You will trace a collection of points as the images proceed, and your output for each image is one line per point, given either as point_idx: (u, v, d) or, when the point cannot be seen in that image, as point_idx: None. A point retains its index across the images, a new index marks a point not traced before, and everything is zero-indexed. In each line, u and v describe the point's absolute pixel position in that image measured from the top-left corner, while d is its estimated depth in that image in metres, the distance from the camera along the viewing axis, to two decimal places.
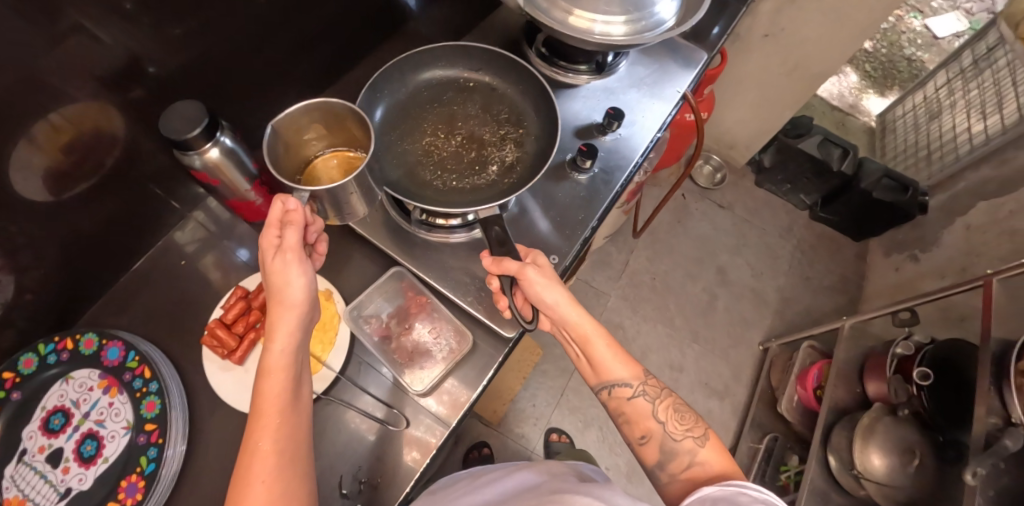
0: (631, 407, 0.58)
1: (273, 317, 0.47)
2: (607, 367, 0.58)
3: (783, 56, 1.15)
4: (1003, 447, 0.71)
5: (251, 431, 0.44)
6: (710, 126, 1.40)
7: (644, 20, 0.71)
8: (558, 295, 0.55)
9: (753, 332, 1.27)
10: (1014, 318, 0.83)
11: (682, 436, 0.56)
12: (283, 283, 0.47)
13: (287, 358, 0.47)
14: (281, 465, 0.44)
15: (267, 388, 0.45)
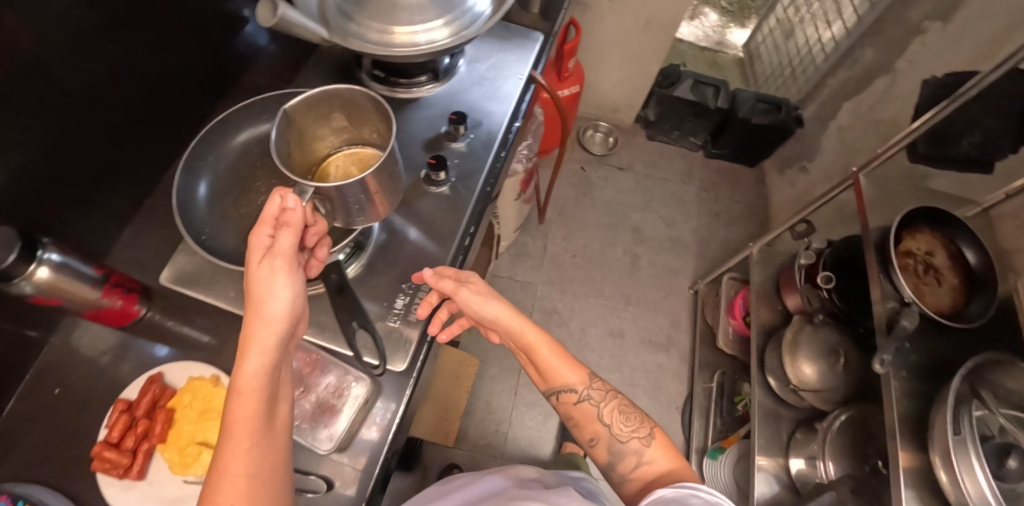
0: (581, 410, 0.66)
1: (249, 328, 0.44)
2: (554, 371, 0.66)
3: (636, 12, 1.19)
4: (901, 331, 0.76)
5: (222, 450, 0.44)
6: (591, 94, 1.42)
7: (462, 19, 0.71)
8: (496, 309, 0.63)
9: (681, 279, 1.30)
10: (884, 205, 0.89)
11: (630, 437, 0.63)
12: (265, 294, 0.45)
13: (263, 377, 0.45)
14: (251, 487, 0.44)
15: (241, 408, 0.44)
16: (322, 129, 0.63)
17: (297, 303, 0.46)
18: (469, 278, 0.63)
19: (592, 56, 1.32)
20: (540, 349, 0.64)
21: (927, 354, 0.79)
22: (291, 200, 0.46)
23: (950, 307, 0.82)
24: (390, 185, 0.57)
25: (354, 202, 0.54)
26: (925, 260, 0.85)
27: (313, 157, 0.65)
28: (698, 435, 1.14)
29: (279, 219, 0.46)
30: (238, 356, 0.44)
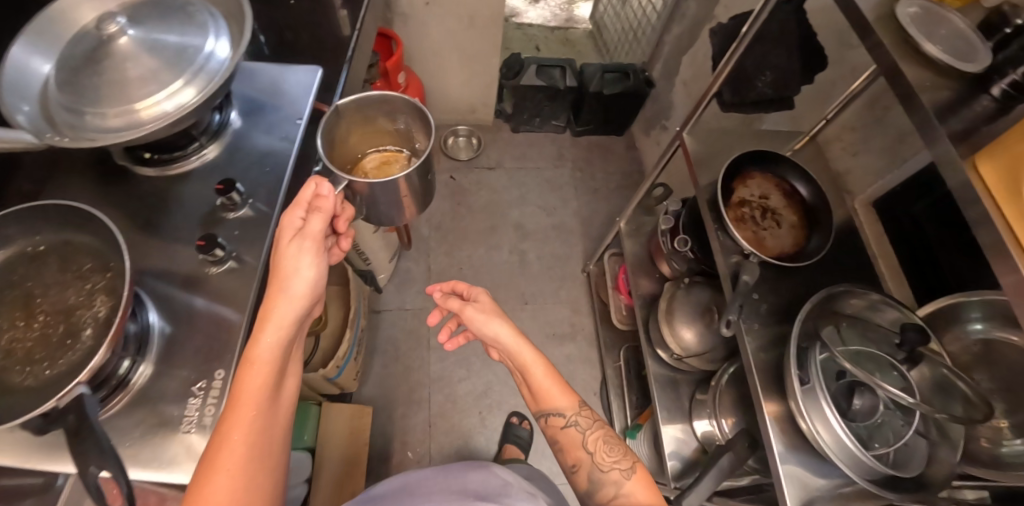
0: (567, 434, 0.72)
1: (273, 304, 0.56)
2: (548, 390, 0.73)
3: (456, 11, 1.18)
4: (744, 285, 0.74)
5: (226, 418, 0.52)
6: (443, 100, 1.40)
7: (207, 70, 0.62)
8: (501, 330, 0.73)
9: (572, 264, 1.30)
10: (710, 161, 0.89)
11: (610, 467, 0.69)
12: (292, 269, 0.57)
13: (273, 349, 0.56)
14: (249, 448, 0.53)
15: (250, 376, 0.54)
16: (361, 132, 0.85)
17: (316, 285, 0.59)
18: (483, 304, 0.75)
19: (431, 61, 1.30)
20: (533, 367, 0.73)
21: (778, 299, 0.78)
22: (325, 190, 0.60)
23: (792, 247, 0.81)
24: (418, 197, 0.74)
25: (385, 199, 0.70)
26: (762, 204, 0.84)
27: (355, 155, 0.89)
28: (616, 417, 1.13)
29: (314, 205, 0.60)
30: (258, 327, 0.55)
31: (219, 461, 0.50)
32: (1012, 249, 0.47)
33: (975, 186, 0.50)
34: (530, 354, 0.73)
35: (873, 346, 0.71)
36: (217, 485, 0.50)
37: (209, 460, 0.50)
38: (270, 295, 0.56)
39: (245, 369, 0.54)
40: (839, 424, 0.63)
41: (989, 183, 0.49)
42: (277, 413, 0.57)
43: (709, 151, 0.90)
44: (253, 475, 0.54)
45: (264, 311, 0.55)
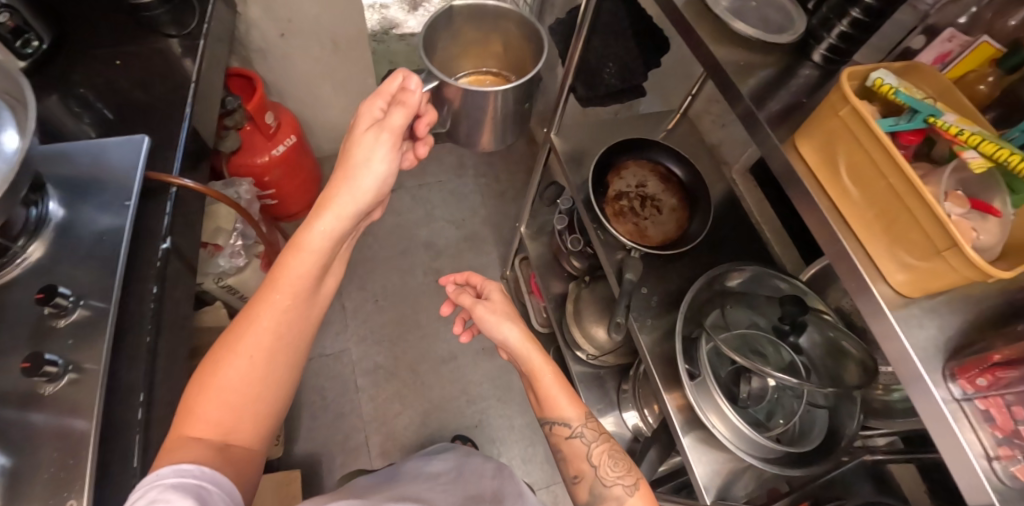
0: (572, 446, 0.64)
1: (336, 193, 0.55)
2: (557, 396, 0.65)
3: (316, 35, 1.15)
4: (626, 283, 0.72)
5: (258, 299, 0.55)
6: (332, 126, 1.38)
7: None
8: (512, 333, 0.67)
9: (490, 274, 1.31)
10: (583, 158, 0.86)
11: (615, 483, 0.60)
12: (364, 159, 0.55)
13: (325, 241, 0.56)
14: (274, 342, 0.55)
15: (293, 265, 0.56)
16: None
17: (390, 176, 0.57)
18: (484, 308, 0.68)
19: (306, 89, 1.27)
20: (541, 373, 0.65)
21: (670, 286, 0.76)
22: (411, 82, 0.52)
23: (676, 232, 0.79)
24: (514, 122, 0.59)
25: None
26: (639, 193, 0.82)
27: None
28: None
29: (399, 98, 0.54)
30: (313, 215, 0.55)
31: (243, 346, 0.54)
32: (839, 231, 0.44)
33: (795, 167, 0.47)
34: (540, 358, 0.66)
35: (761, 319, 0.70)
36: (238, 366, 0.53)
37: (233, 339, 0.54)
38: (335, 182, 0.55)
39: (293, 252, 0.56)
40: (732, 413, 0.62)
41: (809, 161, 0.46)
42: (313, 313, 0.60)
43: (584, 147, 0.87)
44: (278, 367, 0.56)
45: (348, 176, 0.55)
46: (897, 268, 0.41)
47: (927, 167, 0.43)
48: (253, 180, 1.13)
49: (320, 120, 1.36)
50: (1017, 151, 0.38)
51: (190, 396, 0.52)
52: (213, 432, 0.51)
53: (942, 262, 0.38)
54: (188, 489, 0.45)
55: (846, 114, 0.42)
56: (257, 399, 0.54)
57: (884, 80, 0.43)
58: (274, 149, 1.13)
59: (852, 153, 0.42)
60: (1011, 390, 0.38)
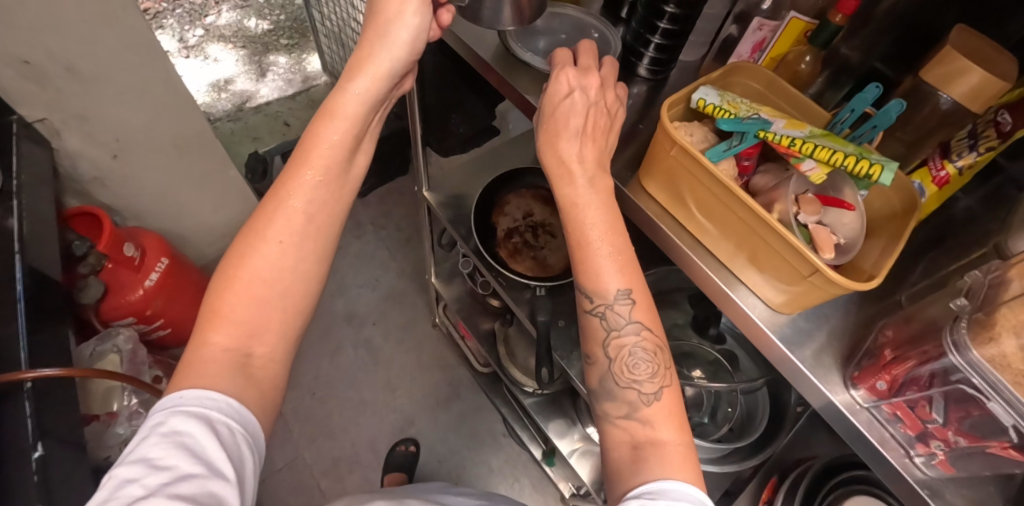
0: (587, 325, 0.42)
1: (367, 44, 0.43)
2: (604, 248, 0.40)
3: (152, 145, 1.04)
4: (540, 324, 0.69)
5: (291, 174, 0.45)
6: (208, 232, 1.29)
7: None
8: (569, 150, 0.40)
9: (420, 323, 1.33)
10: (464, 206, 0.85)
11: (630, 385, 0.40)
12: (395, 13, 0.41)
13: (364, 105, 0.44)
14: (307, 224, 0.46)
15: (327, 132, 0.44)
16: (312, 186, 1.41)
17: (420, 28, 0.42)
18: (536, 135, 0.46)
19: (163, 203, 1.15)
20: (598, 221, 0.40)
21: None
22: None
23: None
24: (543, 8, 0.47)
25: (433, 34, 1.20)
26: (529, 222, 0.81)
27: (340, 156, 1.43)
28: (531, 446, 1.13)
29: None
30: (347, 75, 0.43)
31: (272, 231, 0.45)
32: (711, 264, 0.38)
33: (649, 212, 0.41)
34: (579, 191, 0.40)
35: (680, 316, 0.67)
36: (268, 253, 0.44)
37: (261, 224, 0.45)
38: (364, 36, 0.43)
39: (324, 120, 0.44)
40: None
41: (661, 201, 0.40)
42: (347, 199, 0.49)
43: (463, 196, 0.86)
44: (309, 258, 0.46)
45: (374, 26, 0.42)
46: (771, 292, 0.36)
47: (774, 170, 0.38)
48: (135, 317, 1.03)
49: (193, 228, 1.25)
50: (858, 151, 0.31)
51: (213, 292, 0.44)
52: (237, 333, 0.43)
53: (809, 286, 0.32)
54: (206, 421, 0.38)
55: (676, 155, 0.35)
56: (289, 296, 0.45)
57: (706, 99, 0.36)
58: (146, 279, 1.03)
59: (694, 191, 0.36)
60: (912, 389, 0.33)
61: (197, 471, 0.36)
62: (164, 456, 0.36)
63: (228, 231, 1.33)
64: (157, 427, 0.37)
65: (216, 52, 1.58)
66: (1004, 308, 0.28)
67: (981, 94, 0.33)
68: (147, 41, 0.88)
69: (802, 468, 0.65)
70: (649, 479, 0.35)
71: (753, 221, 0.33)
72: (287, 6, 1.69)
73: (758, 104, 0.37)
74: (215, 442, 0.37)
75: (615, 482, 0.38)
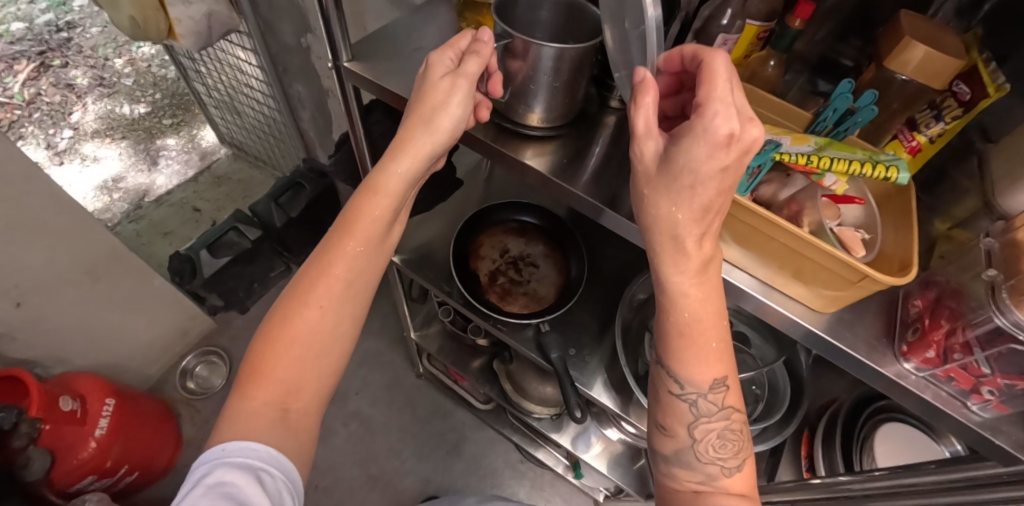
0: (670, 403, 0.40)
1: (409, 127, 0.43)
2: (702, 337, 0.37)
3: (60, 279, 0.91)
4: (555, 360, 0.70)
5: (332, 248, 0.44)
6: (146, 350, 1.15)
7: None
8: (691, 231, 0.35)
9: (404, 377, 1.28)
10: (438, 258, 0.83)
11: (711, 461, 0.39)
12: (440, 102, 0.42)
13: (405, 184, 0.44)
14: (347, 289, 0.45)
15: (370, 208, 0.44)
16: None
17: (465, 114, 0.44)
18: (642, 175, 0.36)
19: (86, 337, 1.01)
20: (697, 311, 0.36)
21: (587, 330, 0.76)
22: (486, 32, 0.43)
23: (561, 277, 0.79)
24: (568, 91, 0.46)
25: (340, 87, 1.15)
26: (507, 258, 0.81)
27: None
28: (554, 463, 1.13)
29: (475, 53, 0.42)
30: (390, 155, 0.43)
31: (313, 296, 0.44)
32: (762, 282, 0.41)
33: None
34: (682, 278, 0.36)
35: None
36: (309, 318, 0.43)
37: (303, 286, 0.44)
38: (407, 122, 0.43)
39: (367, 197, 0.44)
40: None
41: None
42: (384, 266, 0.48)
43: (433, 249, 0.84)
44: (347, 323, 0.46)
45: (417, 117, 0.43)
46: (811, 297, 0.39)
47: (776, 177, 0.39)
48: (95, 475, 0.89)
49: (126, 352, 1.11)
50: (867, 157, 0.34)
51: (255, 353, 0.43)
52: (276, 393, 0.42)
53: (860, 289, 0.36)
54: (248, 470, 0.38)
55: None
56: (325, 358, 0.44)
57: None
58: (95, 429, 0.89)
59: (729, 224, 0.39)
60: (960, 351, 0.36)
61: None
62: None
63: (168, 344, 1.19)
64: (200, 481, 0.37)
65: (93, 151, 1.40)
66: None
67: (939, 74, 0.37)
68: (25, 166, 0.76)
69: (829, 416, 0.68)
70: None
71: (799, 245, 0.35)
72: (159, 82, 1.51)
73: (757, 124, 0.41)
74: (260, 488, 0.38)
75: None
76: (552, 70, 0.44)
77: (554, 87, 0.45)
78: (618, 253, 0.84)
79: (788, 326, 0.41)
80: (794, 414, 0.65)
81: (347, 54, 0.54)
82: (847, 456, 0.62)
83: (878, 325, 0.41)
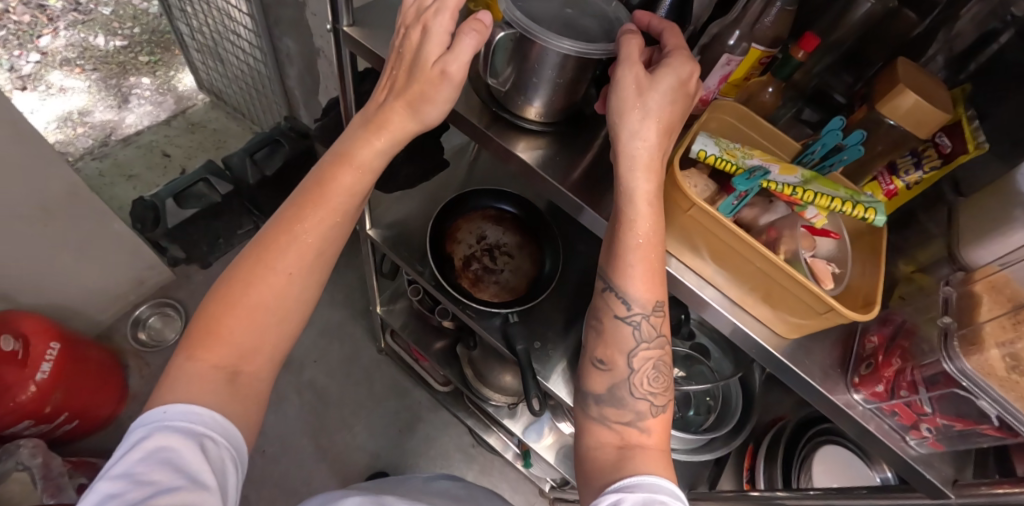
0: (614, 328, 0.42)
1: (392, 108, 0.43)
2: (654, 258, 0.40)
3: (14, 214, 0.85)
4: (521, 353, 0.70)
5: (303, 213, 0.44)
6: (93, 296, 1.09)
7: None
8: (659, 147, 0.39)
9: (364, 350, 1.27)
10: (416, 238, 0.82)
11: (643, 397, 0.42)
12: (424, 92, 0.42)
13: (382, 160, 0.45)
14: (317, 257, 0.45)
15: (346, 181, 0.44)
16: None
17: (448, 102, 0.43)
18: (623, 97, 0.38)
19: (34, 277, 0.96)
20: (650, 237, 0.39)
21: (553, 324, 0.77)
22: (486, 14, 0.40)
23: (534, 270, 0.79)
24: (567, 88, 0.46)
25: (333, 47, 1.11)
26: (483, 245, 0.80)
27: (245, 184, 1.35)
28: (505, 450, 1.14)
29: (471, 31, 0.40)
30: (370, 130, 0.44)
31: (282, 262, 0.43)
32: (733, 299, 0.42)
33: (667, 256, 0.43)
34: (651, 187, 0.38)
35: None
36: (275, 282, 0.43)
37: (271, 250, 0.43)
38: (393, 98, 0.43)
39: (345, 168, 0.44)
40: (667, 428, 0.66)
41: (672, 246, 0.43)
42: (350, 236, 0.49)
43: (411, 228, 0.82)
44: (311, 292, 0.46)
45: (406, 98, 0.43)
46: (777, 321, 0.41)
47: (759, 202, 0.40)
48: (30, 421, 0.85)
49: (76, 296, 1.06)
50: (849, 195, 0.35)
51: (209, 312, 0.42)
52: (229, 356, 0.41)
53: (826, 320, 0.37)
54: (191, 435, 0.37)
55: (693, 214, 0.38)
56: (285, 323, 0.44)
57: (706, 150, 0.39)
58: (36, 372, 0.86)
59: (708, 241, 0.39)
60: (906, 389, 0.38)
61: (182, 487, 0.34)
62: (149, 470, 0.35)
63: (122, 292, 1.14)
64: (140, 443, 0.36)
65: (60, 80, 1.30)
66: (985, 323, 0.35)
67: (926, 124, 0.38)
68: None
69: (775, 432, 0.71)
70: (633, 474, 0.37)
71: (774, 270, 0.36)
72: (139, 16, 1.39)
73: (748, 147, 0.41)
74: (198, 455, 0.36)
75: (595, 477, 0.39)
76: (557, 66, 0.43)
77: (556, 83, 0.45)
78: (592, 251, 0.85)
79: (751, 347, 0.42)
80: (742, 429, 0.69)
81: (347, 19, 0.52)
82: (785, 473, 0.66)
83: (834, 354, 0.43)
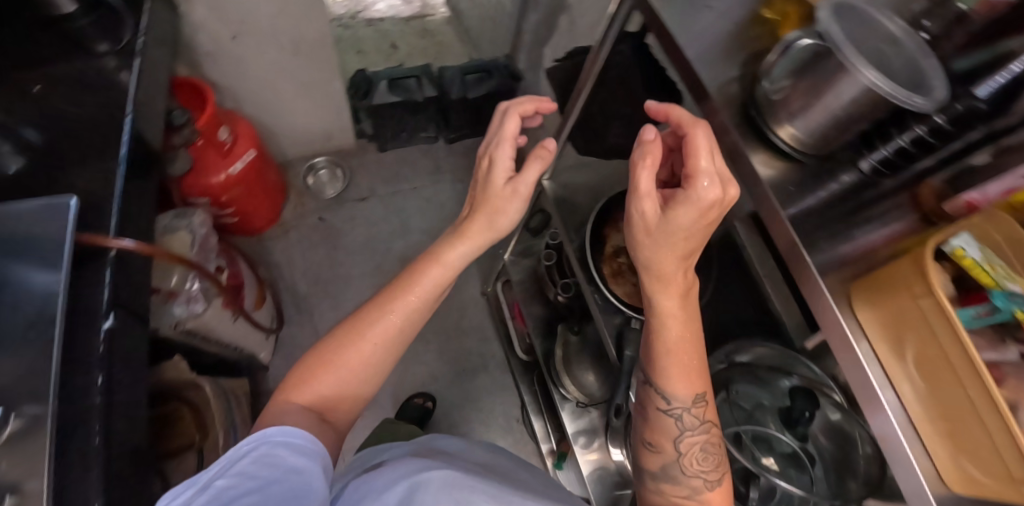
0: (658, 420, 0.49)
1: (476, 221, 0.55)
2: (682, 356, 0.47)
3: (273, 37, 1.01)
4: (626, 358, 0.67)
5: (391, 299, 0.53)
6: (291, 131, 1.26)
7: None
8: (672, 292, 0.46)
9: (471, 286, 1.32)
10: (577, 210, 0.82)
11: (695, 475, 0.47)
12: (500, 206, 0.54)
13: (462, 261, 0.55)
14: (400, 330, 0.52)
15: (432, 276, 0.54)
16: None
17: (516, 213, 0.55)
18: (638, 225, 0.45)
19: (262, 94, 1.13)
20: (674, 362, 0.47)
21: None
22: (551, 144, 0.52)
23: None
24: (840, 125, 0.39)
25: None
26: None
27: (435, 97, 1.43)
28: (542, 440, 1.14)
29: (537, 160, 0.52)
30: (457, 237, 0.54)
31: (371, 333, 0.51)
32: (911, 416, 0.36)
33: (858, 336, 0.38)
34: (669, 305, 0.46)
35: (768, 399, 0.63)
36: (359, 350, 0.51)
37: (363, 324, 0.52)
38: (475, 211, 0.55)
39: (434, 266, 0.54)
40: None
41: (869, 328, 0.38)
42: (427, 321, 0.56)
43: (575, 198, 0.83)
44: (391, 357, 0.53)
45: (484, 211, 0.55)
46: (947, 464, 0.35)
47: (994, 335, 0.34)
48: (208, 200, 1.02)
49: (282, 124, 1.24)
50: None
51: (304, 369, 0.51)
52: (317, 404, 0.49)
53: (1014, 491, 0.31)
54: (290, 446, 0.42)
55: (924, 306, 0.33)
56: (366, 378, 0.52)
57: (965, 249, 0.35)
58: (231, 166, 1.02)
59: (920, 343, 0.34)
60: None
61: (286, 490, 0.40)
62: (253, 471, 0.40)
63: (313, 139, 1.31)
64: (246, 454, 0.42)
65: None
66: None
67: None
68: None
69: None
70: None
71: (985, 407, 0.31)
72: None
73: None
74: (295, 465, 0.42)
75: None
76: (847, 96, 0.37)
77: (834, 114, 0.38)
78: None
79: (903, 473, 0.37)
80: None
81: None
82: None
83: None
